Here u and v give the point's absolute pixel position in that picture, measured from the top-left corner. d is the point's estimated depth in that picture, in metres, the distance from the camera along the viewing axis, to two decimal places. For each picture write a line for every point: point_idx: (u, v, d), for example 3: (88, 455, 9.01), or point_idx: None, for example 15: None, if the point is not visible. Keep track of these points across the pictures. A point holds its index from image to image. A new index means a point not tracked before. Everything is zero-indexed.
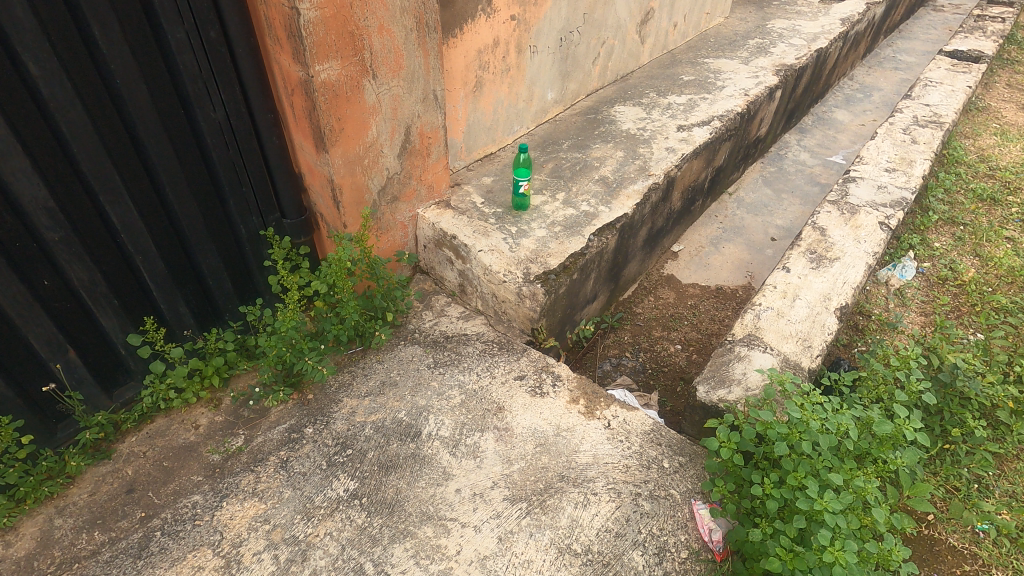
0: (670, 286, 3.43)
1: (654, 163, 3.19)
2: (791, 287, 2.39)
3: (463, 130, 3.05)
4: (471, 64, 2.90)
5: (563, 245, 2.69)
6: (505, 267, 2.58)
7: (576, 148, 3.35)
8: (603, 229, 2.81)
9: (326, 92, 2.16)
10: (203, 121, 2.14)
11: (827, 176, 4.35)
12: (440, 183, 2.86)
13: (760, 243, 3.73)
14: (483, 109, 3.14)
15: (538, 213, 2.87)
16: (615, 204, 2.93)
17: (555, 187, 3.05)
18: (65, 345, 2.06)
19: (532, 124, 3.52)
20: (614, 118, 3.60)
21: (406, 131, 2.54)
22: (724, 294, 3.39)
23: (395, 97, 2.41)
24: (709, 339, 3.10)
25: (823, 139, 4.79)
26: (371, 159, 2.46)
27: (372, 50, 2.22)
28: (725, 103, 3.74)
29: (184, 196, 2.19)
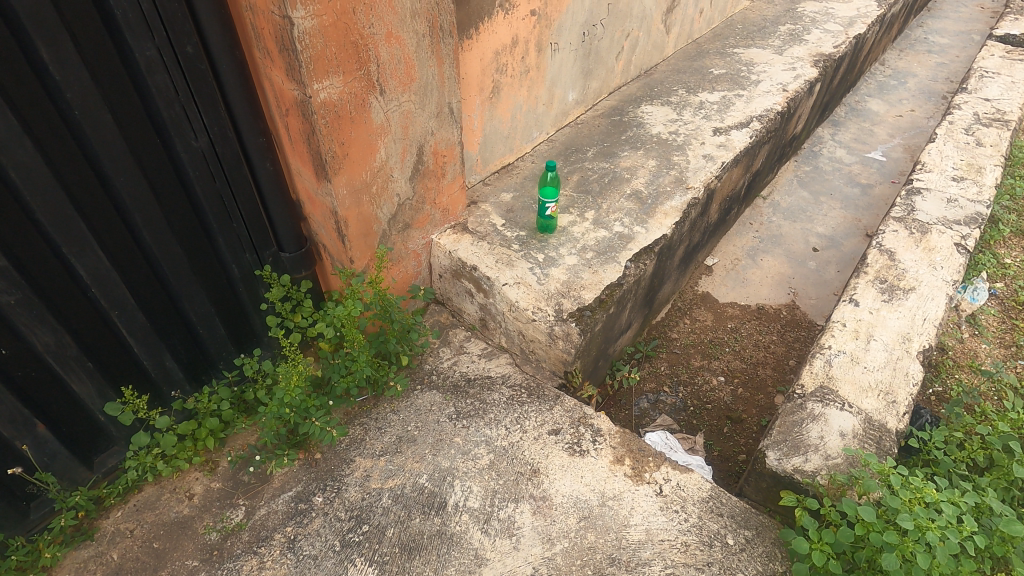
0: (707, 306, 3.14)
1: (691, 174, 2.86)
2: (862, 326, 2.10)
3: (478, 141, 2.73)
4: (488, 68, 2.56)
5: (598, 275, 2.39)
6: (533, 303, 2.28)
7: (602, 157, 3.03)
8: (640, 254, 2.50)
9: (327, 113, 1.84)
10: (183, 150, 1.81)
11: (867, 175, 4.01)
12: (456, 205, 2.53)
13: (802, 255, 3.42)
14: (500, 117, 2.81)
15: (566, 237, 2.56)
16: (652, 223, 2.62)
17: (583, 204, 2.73)
18: (32, 420, 1.75)
19: (552, 129, 3.18)
20: (642, 121, 3.27)
21: (420, 151, 2.21)
22: (766, 315, 3.08)
23: (407, 113, 2.07)
24: (756, 370, 2.81)
25: (859, 132, 4.45)
26: (380, 185, 2.14)
27: (380, 61, 1.89)
28: (763, 100, 3.40)
29: (164, 237, 1.87)
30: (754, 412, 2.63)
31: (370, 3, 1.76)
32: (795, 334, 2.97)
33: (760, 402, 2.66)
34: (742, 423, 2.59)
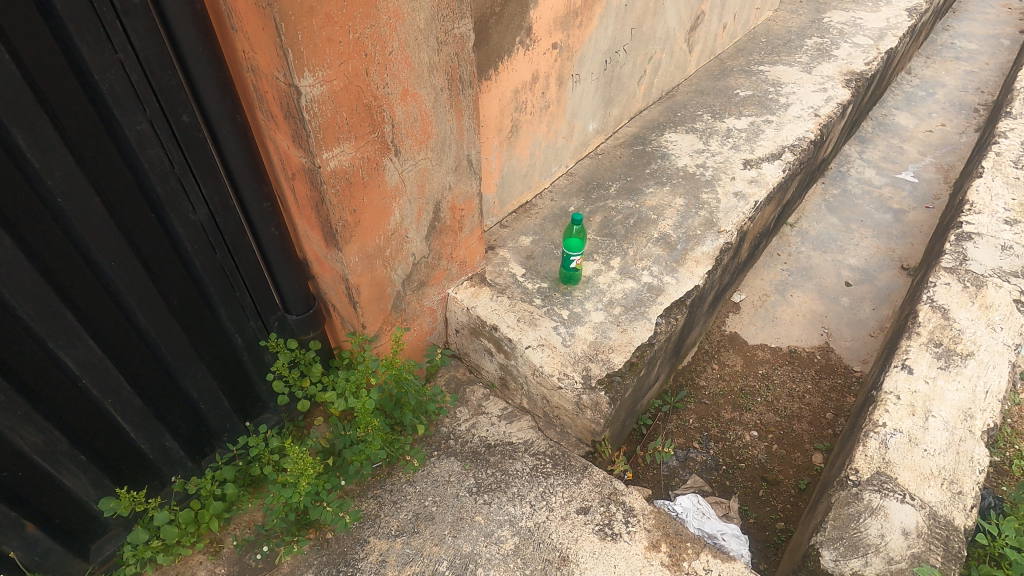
0: (735, 349, 2.98)
1: (721, 215, 2.68)
2: (919, 399, 1.94)
3: (495, 183, 2.56)
4: (506, 108, 2.39)
5: (627, 334, 2.23)
6: (559, 369, 2.13)
7: (626, 194, 2.85)
8: (671, 309, 2.34)
9: (338, 181, 1.67)
10: (180, 225, 1.65)
11: (899, 199, 3.82)
12: (474, 256, 2.36)
13: (834, 290, 3.24)
14: (519, 155, 2.63)
15: (592, 289, 2.39)
16: (682, 272, 2.46)
17: (608, 249, 2.56)
18: (20, 522, 1.61)
19: (571, 161, 3.01)
20: (666, 151, 3.09)
21: (436, 208, 2.05)
22: (799, 359, 2.92)
23: (423, 172, 1.91)
24: (791, 423, 2.65)
25: (888, 150, 4.24)
26: (394, 248, 1.98)
27: (395, 121, 1.72)
28: (795, 127, 3.20)
29: (163, 317, 1.71)
30: (791, 472, 2.47)
31: (384, 62, 1.59)
32: (831, 382, 2.80)
33: (797, 461, 2.51)
34: (779, 485, 2.43)
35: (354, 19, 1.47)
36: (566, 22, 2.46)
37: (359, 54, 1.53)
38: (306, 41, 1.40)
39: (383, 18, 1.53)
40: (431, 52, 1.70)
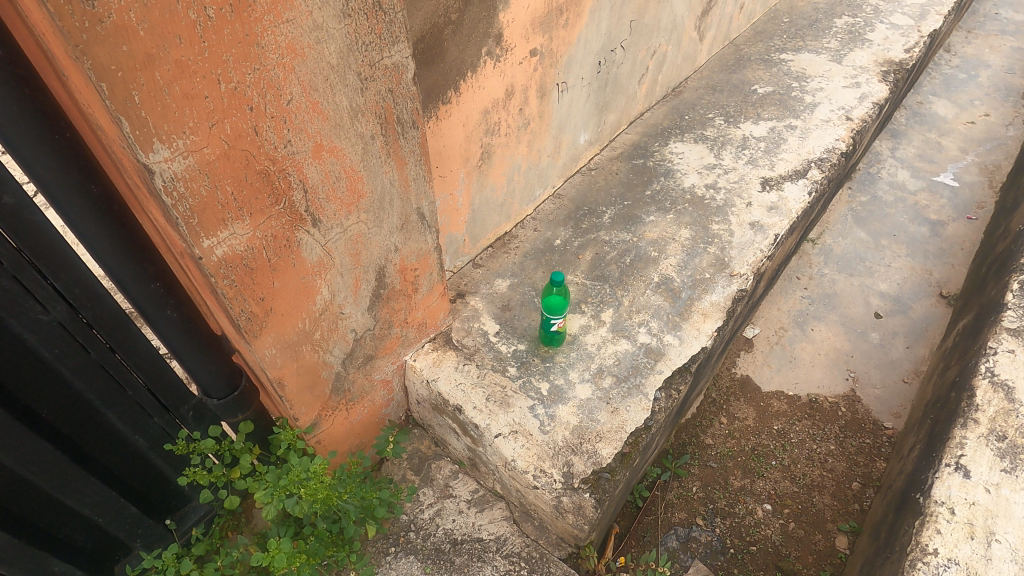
0: (747, 397, 2.61)
1: (735, 254, 2.25)
2: (978, 515, 1.56)
3: (464, 220, 2.15)
4: (473, 133, 1.95)
5: (618, 416, 1.85)
6: (536, 464, 1.76)
7: (622, 223, 2.41)
8: (672, 379, 1.95)
9: (232, 270, 1.27)
10: (30, 330, 1.27)
11: (936, 207, 3.35)
12: (436, 316, 1.97)
13: (861, 323, 2.83)
14: (493, 184, 2.20)
15: (578, 353, 2.00)
16: (686, 329, 2.05)
17: (599, 298, 2.16)
18: None
19: (559, 180, 2.57)
20: (671, 166, 2.63)
21: (380, 274, 1.64)
22: (820, 413, 2.54)
23: (356, 238, 1.50)
24: (810, 496, 2.29)
25: (924, 146, 3.74)
26: (326, 328, 1.59)
27: (308, 185, 1.30)
28: (822, 134, 2.73)
29: (23, 440, 1.35)
30: (810, 560, 2.13)
31: (281, 114, 1.17)
32: (857, 443, 2.43)
33: (818, 546, 2.16)
34: None
35: (226, 65, 1.04)
36: (547, 23, 1.99)
37: (240, 109, 1.10)
38: (150, 103, 0.97)
39: (271, 57, 1.09)
40: (351, 92, 1.26)
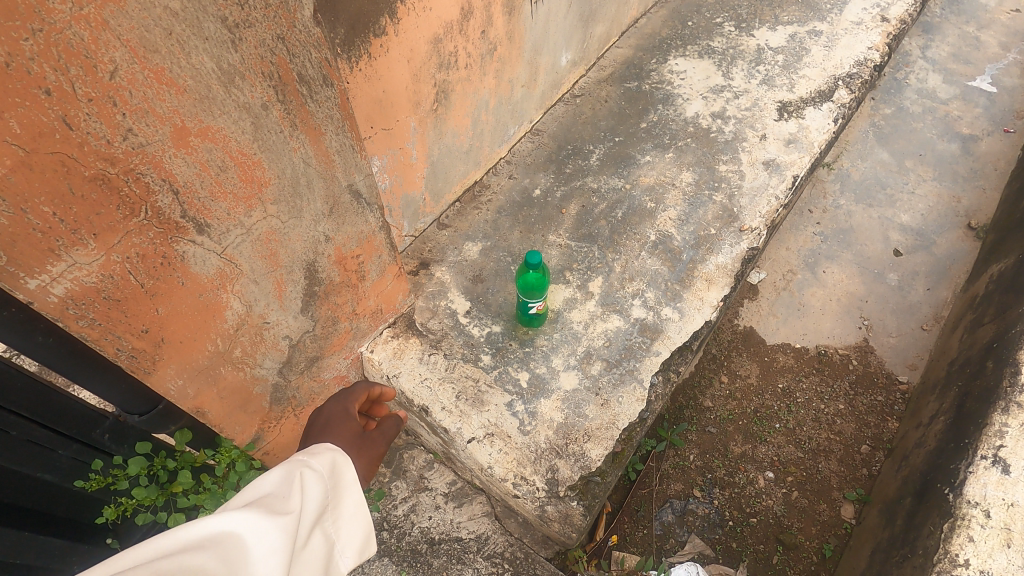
0: (750, 352, 2.38)
1: (745, 202, 1.91)
2: (1016, 519, 1.37)
3: (421, 176, 1.78)
4: (422, 70, 1.53)
5: (609, 409, 1.61)
6: (516, 470, 1.54)
7: (613, 165, 2.03)
8: (671, 361, 1.69)
9: (86, 307, 0.94)
10: None
11: (970, 119, 2.94)
12: (393, 299, 1.66)
13: (879, 262, 2.54)
14: (454, 128, 1.80)
15: (562, 334, 1.72)
16: (688, 299, 1.76)
17: (586, 264, 1.84)
18: None
19: (537, 113, 2.15)
20: (672, 88, 2.20)
21: (311, 270, 1.32)
22: (829, 368, 2.32)
23: (267, 236, 1.15)
24: (815, 461, 2.14)
25: (961, 43, 3.24)
26: (248, 343, 1.28)
27: (177, 184, 0.94)
28: (853, 42, 2.28)
29: None
30: (813, 532, 2.01)
31: (104, 93, 0.78)
32: (868, 401, 2.24)
33: (822, 517, 2.03)
34: (798, 549, 1.98)
35: None
36: None
37: (26, 95, 0.71)
38: None
39: (59, 8, 0.69)
40: (215, 48, 0.86)
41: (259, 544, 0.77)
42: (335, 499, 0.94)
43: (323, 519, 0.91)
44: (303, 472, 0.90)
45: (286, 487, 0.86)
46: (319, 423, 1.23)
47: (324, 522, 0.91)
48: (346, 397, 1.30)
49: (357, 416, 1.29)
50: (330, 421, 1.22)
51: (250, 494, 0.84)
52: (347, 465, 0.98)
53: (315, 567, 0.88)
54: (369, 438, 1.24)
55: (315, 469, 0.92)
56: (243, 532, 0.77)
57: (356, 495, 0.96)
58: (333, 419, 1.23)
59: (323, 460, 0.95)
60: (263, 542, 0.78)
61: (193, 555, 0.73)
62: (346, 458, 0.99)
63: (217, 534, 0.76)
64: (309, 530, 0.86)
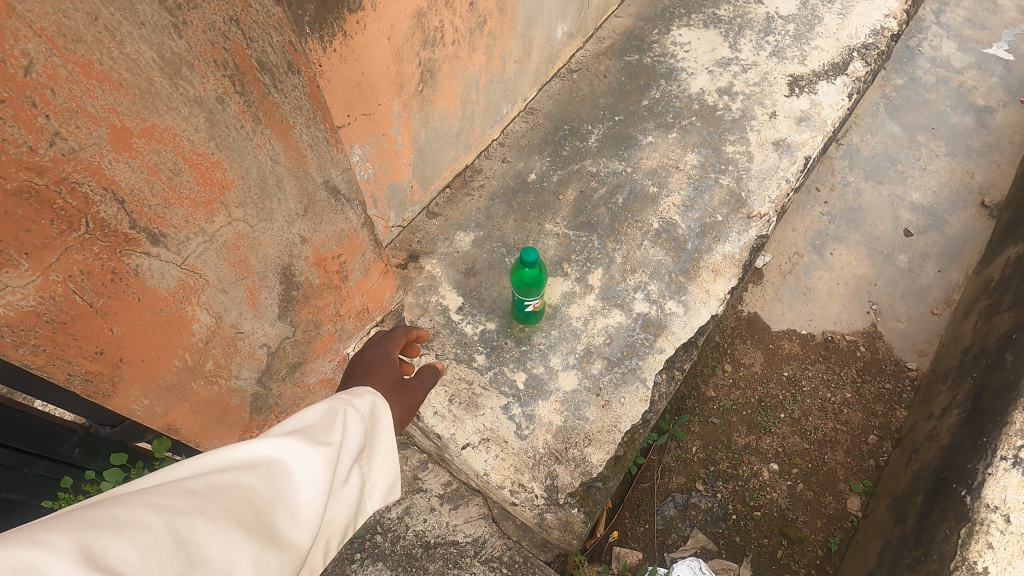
0: (754, 339, 2.29)
1: (754, 186, 1.79)
2: None
3: (407, 164, 1.65)
4: (404, 48, 1.39)
5: (611, 411, 1.53)
6: (513, 476, 1.47)
7: (614, 147, 1.90)
8: (675, 358, 1.60)
9: (26, 332, 0.83)
10: None
11: (985, 90, 2.80)
12: (380, 297, 1.55)
13: (889, 243, 2.44)
14: (443, 110, 1.67)
15: (560, 331, 1.62)
16: (693, 292, 1.67)
17: (586, 255, 1.73)
18: None
19: (531, 90, 2.00)
20: (675, 62, 2.05)
21: (287, 274, 1.20)
22: (836, 354, 2.25)
23: (234, 242, 1.04)
24: (821, 452, 2.08)
25: (977, 7, 3.07)
26: (221, 355, 1.18)
27: (124, 192, 0.82)
28: (868, 9, 2.13)
29: None
30: (818, 525, 1.97)
31: (21, 92, 0.66)
32: (876, 389, 2.18)
33: (828, 509, 1.99)
34: (803, 543, 1.94)
35: None
36: None
37: None
38: None
39: None
40: (155, 35, 0.74)
41: (307, 470, 0.73)
42: (371, 441, 0.88)
43: (360, 456, 0.86)
44: (346, 408, 0.84)
45: (332, 416, 0.81)
46: (361, 363, 1.11)
47: (359, 463, 0.86)
48: (378, 340, 1.19)
49: (398, 361, 1.17)
50: (372, 363, 1.11)
51: (292, 422, 0.78)
52: (385, 412, 0.92)
53: (347, 506, 0.84)
54: (408, 385, 1.12)
55: (357, 408, 0.86)
56: (290, 455, 0.72)
57: (390, 440, 0.91)
58: (373, 362, 1.10)
59: (364, 402, 0.89)
60: (307, 470, 0.73)
61: (240, 473, 0.68)
62: (384, 405, 0.93)
63: (265, 454, 0.72)
64: (348, 466, 0.81)
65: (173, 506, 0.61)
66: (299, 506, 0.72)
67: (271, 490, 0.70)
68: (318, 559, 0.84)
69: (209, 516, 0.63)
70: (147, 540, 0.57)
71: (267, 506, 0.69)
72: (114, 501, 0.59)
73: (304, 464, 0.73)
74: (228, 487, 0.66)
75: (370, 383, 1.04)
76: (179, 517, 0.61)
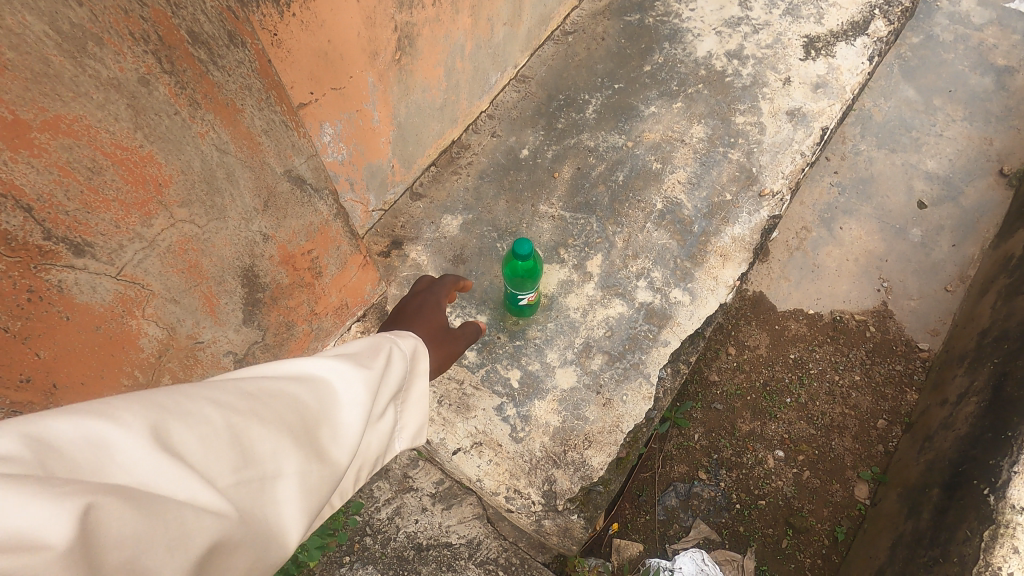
0: (760, 320, 2.18)
1: (766, 161, 1.65)
2: None
3: (386, 142, 1.49)
4: (377, 11, 1.22)
5: (613, 410, 1.42)
6: (508, 482, 1.37)
7: (613, 118, 1.74)
8: (681, 351, 1.49)
9: None
10: None
11: (1006, 48, 2.63)
12: (360, 291, 1.41)
13: (901, 216, 2.31)
14: (424, 81, 1.50)
15: (557, 323, 1.50)
16: (700, 279, 1.54)
17: (583, 239, 1.59)
18: None
19: (521, 55, 1.82)
20: (679, 22, 1.86)
21: (250, 276, 1.06)
22: (845, 335, 2.15)
23: (181, 245, 0.89)
24: (828, 438, 2.01)
25: None
26: (179, 372, 1.01)
27: (28, 198, 0.67)
28: None
29: None
30: (825, 513, 1.91)
31: None
32: (885, 370, 2.10)
33: (834, 497, 1.93)
34: (809, 533, 1.89)
35: None
36: None
37: None
38: None
39: None
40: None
41: (353, 392, 0.70)
42: (408, 383, 0.84)
43: (398, 396, 0.82)
44: (390, 345, 0.81)
45: (377, 349, 0.77)
46: (410, 306, 1.13)
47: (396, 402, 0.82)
48: (421, 288, 1.21)
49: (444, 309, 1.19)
50: (422, 307, 1.12)
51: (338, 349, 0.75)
52: (425, 355, 0.89)
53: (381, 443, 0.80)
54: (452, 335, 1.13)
55: (400, 347, 0.83)
56: (337, 376, 0.69)
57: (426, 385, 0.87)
58: (423, 306, 1.12)
59: (407, 342, 0.85)
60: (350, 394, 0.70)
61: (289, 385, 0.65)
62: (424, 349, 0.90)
63: (313, 372, 0.69)
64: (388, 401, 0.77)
65: (229, 403, 0.59)
66: (343, 428, 0.68)
67: (318, 407, 0.67)
68: (350, 493, 0.80)
69: (261, 420, 0.60)
70: (207, 432, 0.56)
71: (315, 420, 0.66)
72: (173, 391, 0.58)
73: (352, 388, 0.70)
74: (280, 396, 0.64)
75: (419, 325, 1.06)
76: (234, 416, 0.59)
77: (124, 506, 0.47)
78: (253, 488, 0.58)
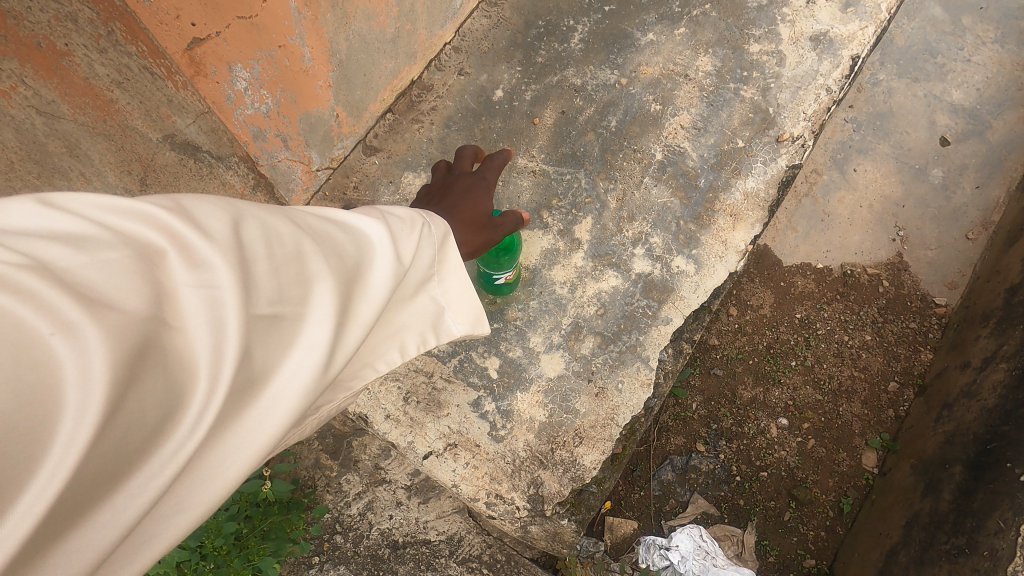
0: (763, 276, 1.98)
1: (785, 100, 1.38)
2: None
3: (325, 87, 1.22)
4: None
5: (607, 402, 1.24)
6: (489, 486, 1.21)
7: (602, 49, 1.44)
8: (684, 330, 1.29)
9: None
10: None
11: None
12: None
13: (922, 155, 2.08)
14: (366, 7, 1.20)
15: (540, 301, 1.29)
16: (707, 245, 1.32)
17: (570, 200, 1.35)
18: None
19: None
20: None
21: None
22: (856, 291, 1.96)
23: None
24: (836, 404, 1.87)
25: None
26: None
27: None
28: None
29: None
30: (830, 484, 1.80)
31: None
32: (899, 328, 1.93)
33: (841, 467, 1.82)
34: (813, 505, 1.79)
35: None
36: None
37: None
38: None
39: None
40: None
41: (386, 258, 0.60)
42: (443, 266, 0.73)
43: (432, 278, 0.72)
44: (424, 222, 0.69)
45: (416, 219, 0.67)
46: (453, 182, 0.95)
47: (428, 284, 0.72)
48: (460, 169, 0.98)
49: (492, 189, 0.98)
50: (467, 185, 0.93)
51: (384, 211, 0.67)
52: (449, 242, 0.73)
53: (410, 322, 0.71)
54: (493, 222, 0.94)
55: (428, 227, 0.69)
56: (377, 237, 0.60)
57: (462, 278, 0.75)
58: (468, 185, 0.93)
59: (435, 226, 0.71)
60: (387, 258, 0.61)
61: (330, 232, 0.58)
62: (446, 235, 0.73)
63: (357, 226, 0.60)
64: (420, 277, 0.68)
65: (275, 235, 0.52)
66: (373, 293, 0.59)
67: (355, 259, 0.58)
68: (384, 364, 0.73)
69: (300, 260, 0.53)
70: (243, 260, 0.49)
71: (351, 276, 0.57)
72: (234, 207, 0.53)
73: (388, 249, 0.61)
74: (322, 240, 0.56)
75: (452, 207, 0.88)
76: (278, 249, 0.52)
77: (152, 329, 0.42)
78: (284, 333, 0.51)
